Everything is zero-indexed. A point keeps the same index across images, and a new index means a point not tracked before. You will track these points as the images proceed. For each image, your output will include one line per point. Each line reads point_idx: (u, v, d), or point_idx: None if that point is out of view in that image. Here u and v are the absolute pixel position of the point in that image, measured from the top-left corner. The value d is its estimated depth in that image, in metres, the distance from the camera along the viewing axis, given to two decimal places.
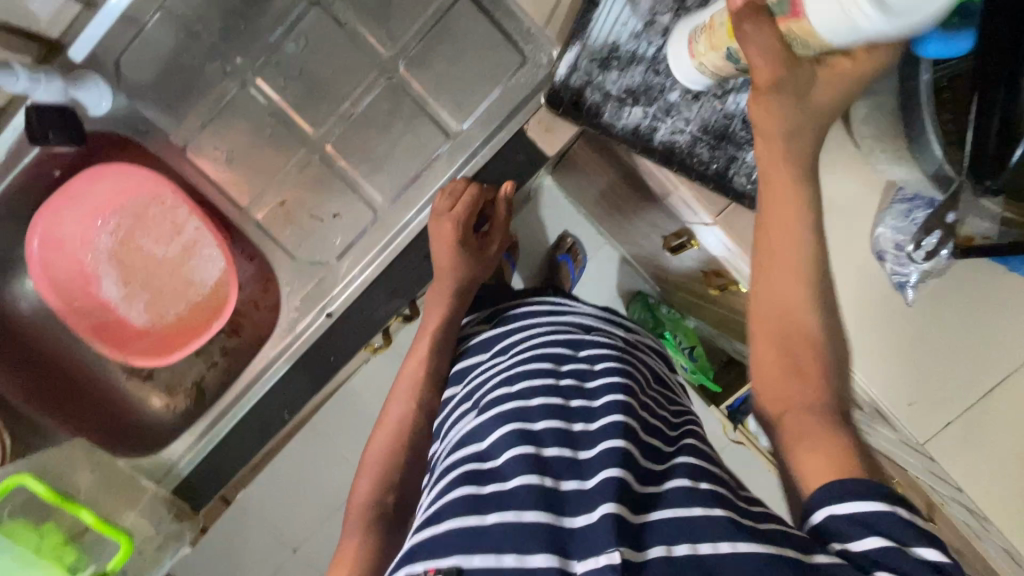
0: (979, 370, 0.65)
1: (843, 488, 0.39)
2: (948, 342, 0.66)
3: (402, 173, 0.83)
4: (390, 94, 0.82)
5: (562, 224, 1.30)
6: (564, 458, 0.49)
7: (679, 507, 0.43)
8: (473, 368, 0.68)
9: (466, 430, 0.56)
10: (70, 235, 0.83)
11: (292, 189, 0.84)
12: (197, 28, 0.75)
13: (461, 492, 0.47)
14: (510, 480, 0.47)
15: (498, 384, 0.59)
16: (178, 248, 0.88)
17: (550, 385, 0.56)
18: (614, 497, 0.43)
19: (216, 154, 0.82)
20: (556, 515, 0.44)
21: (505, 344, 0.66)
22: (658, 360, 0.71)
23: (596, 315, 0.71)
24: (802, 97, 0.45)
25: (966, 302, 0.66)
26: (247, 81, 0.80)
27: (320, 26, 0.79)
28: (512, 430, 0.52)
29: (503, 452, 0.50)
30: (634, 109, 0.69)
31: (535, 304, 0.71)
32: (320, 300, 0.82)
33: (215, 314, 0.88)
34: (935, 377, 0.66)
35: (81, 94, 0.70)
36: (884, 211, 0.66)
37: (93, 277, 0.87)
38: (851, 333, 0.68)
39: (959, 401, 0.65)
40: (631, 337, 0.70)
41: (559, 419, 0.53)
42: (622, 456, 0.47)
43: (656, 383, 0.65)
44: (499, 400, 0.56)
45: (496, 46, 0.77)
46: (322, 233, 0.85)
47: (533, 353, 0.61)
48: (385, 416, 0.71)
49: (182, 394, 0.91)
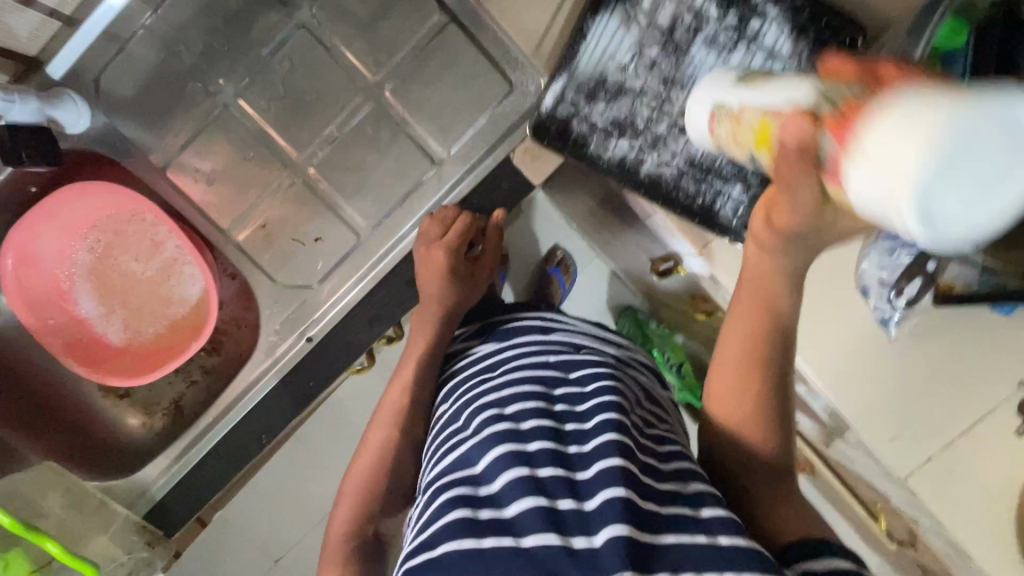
0: (965, 412, 0.65)
1: (819, 549, 0.44)
2: (934, 380, 0.66)
3: (387, 197, 0.82)
4: (376, 116, 0.81)
5: (553, 238, 1.29)
6: (559, 480, 0.47)
7: (683, 535, 0.43)
8: (456, 386, 0.66)
9: (458, 450, 0.54)
10: (45, 251, 0.82)
11: (273, 209, 0.83)
12: (178, 48, 0.75)
13: (457, 516, 0.46)
14: (507, 507, 0.46)
15: (489, 401, 0.57)
16: (157, 267, 0.87)
17: (542, 408, 0.54)
18: (621, 519, 0.42)
19: (197, 174, 0.81)
20: (560, 536, 0.43)
21: (492, 360, 0.64)
22: (649, 377, 0.68)
23: (585, 332, 0.69)
24: (820, 229, 0.40)
25: (952, 343, 0.66)
26: (230, 101, 0.79)
27: (305, 47, 0.78)
28: (506, 451, 0.50)
29: (498, 476, 0.48)
30: (621, 141, 0.69)
31: (526, 321, 0.69)
32: (301, 323, 0.82)
33: (193, 334, 0.87)
34: (926, 418, 0.66)
35: (58, 114, 0.69)
36: (869, 245, 0.64)
37: (70, 295, 0.85)
38: (834, 365, 0.68)
39: (942, 431, 0.65)
40: (621, 354, 0.68)
41: (552, 441, 0.50)
42: (620, 477, 0.45)
43: (648, 402, 0.62)
44: (490, 420, 0.54)
45: (483, 72, 0.77)
46: (303, 256, 0.83)
47: (521, 371, 0.59)
48: (366, 442, 0.68)
49: (160, 413, 0.89)
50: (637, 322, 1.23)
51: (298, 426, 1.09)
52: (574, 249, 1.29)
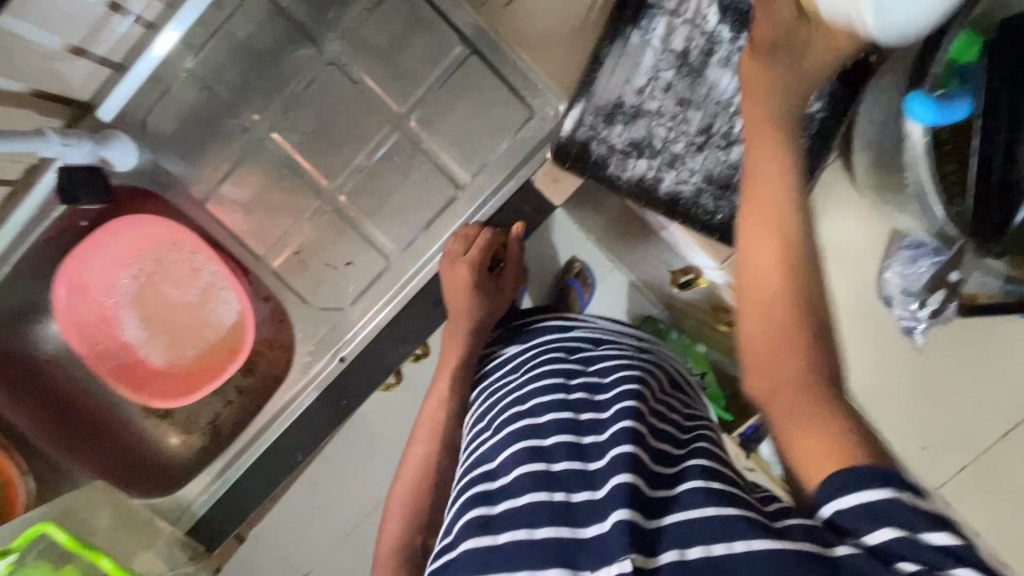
0: (997, 424, 0.72)
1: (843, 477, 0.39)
2: (970, 394, 0.73)
3: (412, 223, 0.84)
4: (401, 144, 0.84)
5: (571, 249, 1.31)
6: (575, 472, 0.49)
7: (688, 510, 0.42)
8: (486, 388, 0.68)
9: (482, 449, 0.57)
10: (93, 281, 0.87)
11: (306, 236, 0.86)
12: (215, 86, 0.79)
13: (473, 514, 0.48)
14: (520, 496, 0.48)
15: (513, 401, 0.60)
16: (196, 292, 0.91)
17: (561, 400, 0.56)
18: (625, 504, 0.43)
19: (234, 204, 0.84)
20: (571, 529, 0.44)
21: (518, 362, 0.67)
22: (676, 366, 0.70)
23: (609, 329, 0.71)
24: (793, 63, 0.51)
25: (987, 354, 0.71)
26: (263, 135, 0.82)
27: (333, 80, 0.81)
28: (523, 448, 0.52)
29: (515, 469, 0.51)
30: (638, 161, 0.72)
31: (552, 321, 0.72)
32: (334, 344, 0.85)
33: (232, 355, 0.91)
34: (957, 431, 0.74)
35: (108, 153, 0.74)
36: (889, 254, 0.68)
37: (116, 321, 0.90)
38: (868, 382, 0.75)
39: (970, 441, 0.74)
40: (641, 344, 0.70)
41: (570, 433, 0.52)
42: (631, 461, 0.46)
43: (672, 388, 0.63)
44: (512, 419, 0.57)
45: (504, 100, 0.79)
46: (334, 279, 0.86)
47: (543, 369, 0.62)
48: (403, 457, 0.71)
49: (199, 432, 0.93)
50: (658, 331, 1.25)
51: (327, 442, 1.12)
52: (593, 261, 1.30)
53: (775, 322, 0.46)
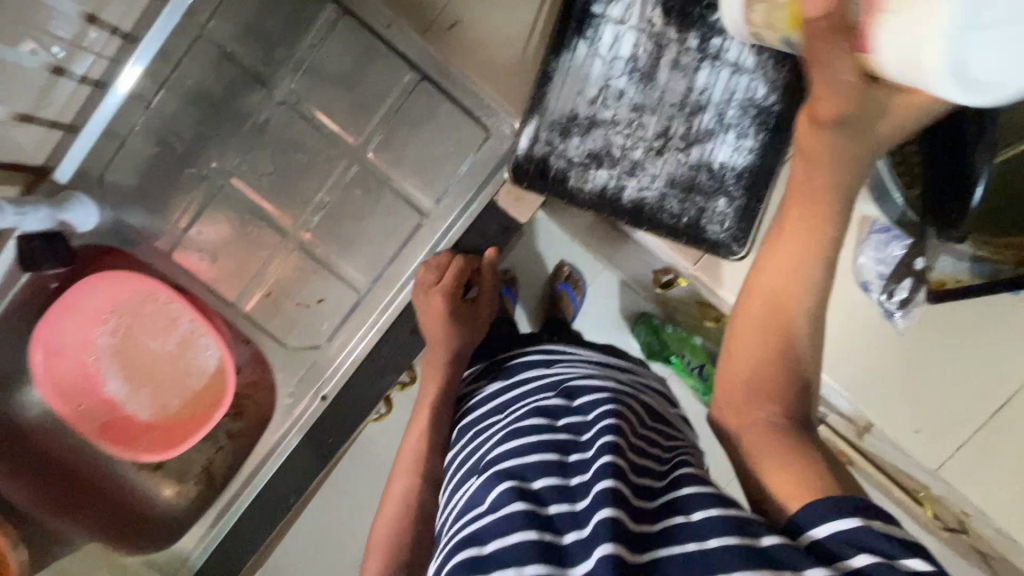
0: (995, 399, 0.72)
1: (819, 509, 0.41)
2: (966, 371, 0.73)
3: (380, 254, 0.84)
4: (360, 176, 0.83)
5: (559, 254, 1.30)
6: (563, 513, 0.48)
7: (678, 545, 0.43)
8: (466, 433, 0.66)
9: (470, 492, 0.55)
10: (71, 341, 0.86)
11: (276, 277, 0.85)
12: (171, 137, 0.79)
13: (463, 557, 0.47)
14: (509, 534, 0.47)
15: (499, 441, 0.58)
16: (175, 343, 0.91)
17: (547, 440, 0.55)
18: (609, 537, 0.42)
19: (202, 252, 0.84)
20: (558, 567, 0.43)
21: (500, 402, 0.66)
22: (658, 398, 0.69)
23: (589, 361, 0.70)
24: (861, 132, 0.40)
25: (977, 325, 0.72)
26: (224, 181, 0.82)
27: (288, 120, 0.81)
28: (508, 487, 0.51)
29: (500, 507, 0.49)
30: (599, 172, 0.71)
31: (531, 356, 0.71)
32: (315, 382, 0.85)
33: (217, 402, 0.90)
34: (960, 412, 0.73)
35: (69, 216, 0.74)
36: (862, 241, 0.72)
37: (99, 379, 0.90)
38: (862, 378, 0.75)
39: (971, 419, 0.73)
40: (628, 379, 0.69)
41: (557, 474, 0.51)
42: (614, 495, 0.45)
43: (651, 419, 0.63)
44: (498, 459, 0.55)
45: (458, 124, 0.78)
46: (308, 318, 0.86)
47: (525, 413, 0.60)
48: (389, 491, 0.69)
49: (192, 481, 0.92)
50: (652, 328, 1.24)
51: (330, 473, 1.11)
52: (581, 264, 1.29)
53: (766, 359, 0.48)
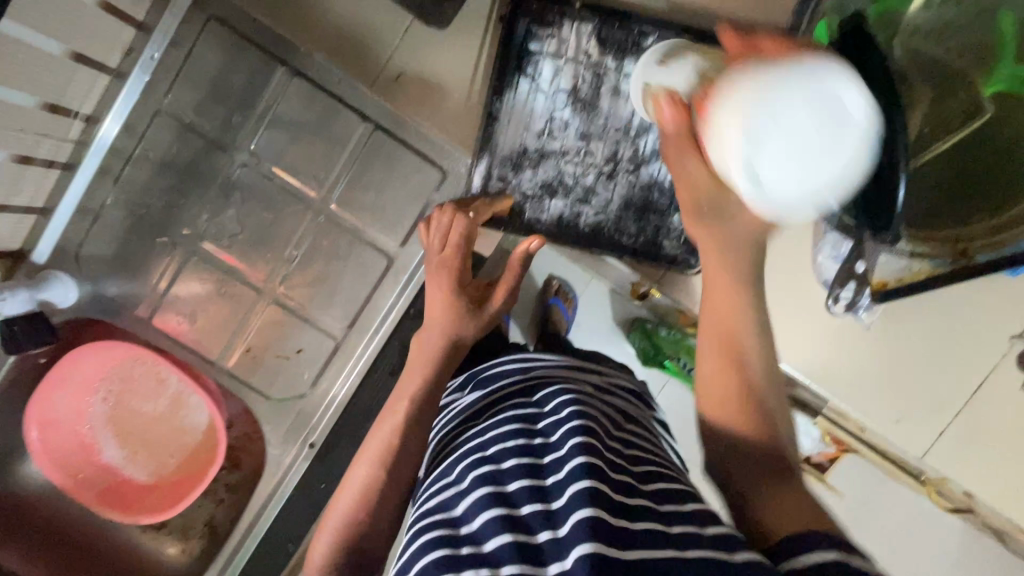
0: (969, 383, 0.73)
1: (807, 539, 0.42)
2: (937, 358, 0.73)
3: (354, 300, 0.86)
4: (327, 226, 0.85)
5: (546, 268, 1.30)
6: (537, 512, 0.46)
7: (652, 550, 0.42)
8: (440, 434, 0.66)
9: (442, 494, 0.54)
10: (64, 412, 0.88)
11: (258, 331, 0.87)
12: (141, 209, 0.82)
13: (440, 554, 0.46)
14: (486, 542, 0.46)
15: (473, 446, 0.57)
16: (166, 402, 0.93)
17: (522, 443, 0.54)
18: (588, 537, 0.42)
19: (182, 314, 0.86)
20: (534, 566, 0.43)
21: (474, 406, 0.65)
22: (632, 401, 0.69)
23: (564, 365, 0.70)
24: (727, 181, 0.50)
25: (941, 312, 0.73)
26: (198, 243, 0.84)
27: (253, 179, 0.83)
28: (485, 493, 0.50)
29: (478, 514, 0.48)
30: (554, 201, 0.73)
31: (508, 361, 0.71)
32: (303, 431, 0.88)
33: (211, 456, 0.92)
34: (937, 399, 0.74)
35: (48, 295, 0.77)
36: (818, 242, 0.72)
37: (95, 446, 0.91)
38: (835, 375, 0.76)
39: (949, 405, 0.74)
40: (603, 383, 0.69)
41: (531, 474, 0.50)
42: (592, 496, 0.44)
43: (624, 422, 0.62)
44: (471, 465, 0.54)
45: (416, 169, 0.81)
46: (290, 369, 0.88)
47: (503, 418, 0.59)
48: (347, 480, 0.61)
49: (195, 536, 0.94)
50: (646, 334, 1.22)
51: None
52: (569, 277, 1.29)
53: (722, 356, 0.52)
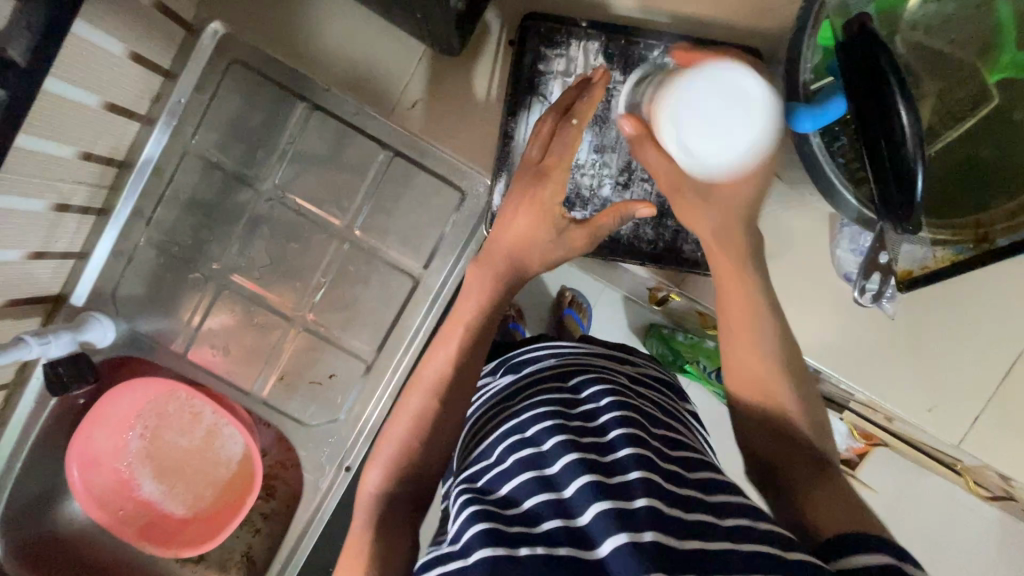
0: (998, 368, 0.73)
1: (859, 541, 0.44)
2: (964, 344, 0.74)
3: (381, 322, 0.88)
4: (350, 252, 0.87)
5: (560, 279, 1.31)
6: (585, 491, 0.46)
7: (707, 538, 0.43)
8: (474, 425, 0.66)
9: (482, 478, 0.54)
10: (103, 449, 0.90)
11: (288, 359, 0.89)
12: (171, 247, 0.85)
13: (486, 527, 0.45)
14: (536, 520, 0.46)
15: (510, 429, 0.57)
16: (200, 435, 0.93)
17: (558, 424, 0.54)
18: (631, 527, 0.42)
19: (213, 347, 0.88)
20: (586, 549, 0.43)
21: (507, 394, 0.65)
22: (666, 390, 0.70)
23: (597, 353, 0.71)
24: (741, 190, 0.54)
25: (964, 299, 0.74)
26: (226, 277, 0.86)
27: (276, 212, 0.86)
28: (529, 477, 0.50)
29: (524, 496, 0.48)
30: (573, 214, 0.75)
31: (540, 350, 0.72)
32: (338, 456, 0.90)
33: (246, 487, 0.93)
34: (968, 385, 0.74)
35: (88, 335, 0.80)
36: (836, 235, 0.73)
37: (133, 482, 0.93)
38: (864, 367, 0.76)
39: (980, 391, 0.74)
40: (637, 372, 0.70)
41: (575, 454, 0.50)
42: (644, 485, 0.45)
43: (661, 410, 0.63)
44: (511, 449, 0.54)
45: (435, 192, 0.83)
46: (321, 395, 0.89)
47: (538, 400, 0.59)
48: (400, 407, 0.60)
49: (235, 568, 0.94)
50: (663, 339, 1.23)
51: None
52: (583, 287, 1.30)
53: (746, 350, 0.58)
